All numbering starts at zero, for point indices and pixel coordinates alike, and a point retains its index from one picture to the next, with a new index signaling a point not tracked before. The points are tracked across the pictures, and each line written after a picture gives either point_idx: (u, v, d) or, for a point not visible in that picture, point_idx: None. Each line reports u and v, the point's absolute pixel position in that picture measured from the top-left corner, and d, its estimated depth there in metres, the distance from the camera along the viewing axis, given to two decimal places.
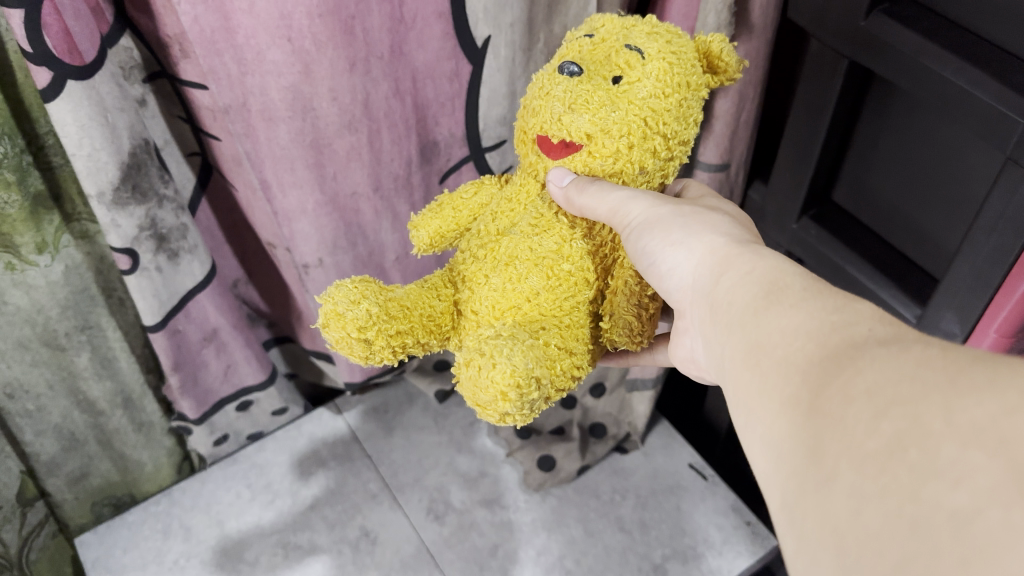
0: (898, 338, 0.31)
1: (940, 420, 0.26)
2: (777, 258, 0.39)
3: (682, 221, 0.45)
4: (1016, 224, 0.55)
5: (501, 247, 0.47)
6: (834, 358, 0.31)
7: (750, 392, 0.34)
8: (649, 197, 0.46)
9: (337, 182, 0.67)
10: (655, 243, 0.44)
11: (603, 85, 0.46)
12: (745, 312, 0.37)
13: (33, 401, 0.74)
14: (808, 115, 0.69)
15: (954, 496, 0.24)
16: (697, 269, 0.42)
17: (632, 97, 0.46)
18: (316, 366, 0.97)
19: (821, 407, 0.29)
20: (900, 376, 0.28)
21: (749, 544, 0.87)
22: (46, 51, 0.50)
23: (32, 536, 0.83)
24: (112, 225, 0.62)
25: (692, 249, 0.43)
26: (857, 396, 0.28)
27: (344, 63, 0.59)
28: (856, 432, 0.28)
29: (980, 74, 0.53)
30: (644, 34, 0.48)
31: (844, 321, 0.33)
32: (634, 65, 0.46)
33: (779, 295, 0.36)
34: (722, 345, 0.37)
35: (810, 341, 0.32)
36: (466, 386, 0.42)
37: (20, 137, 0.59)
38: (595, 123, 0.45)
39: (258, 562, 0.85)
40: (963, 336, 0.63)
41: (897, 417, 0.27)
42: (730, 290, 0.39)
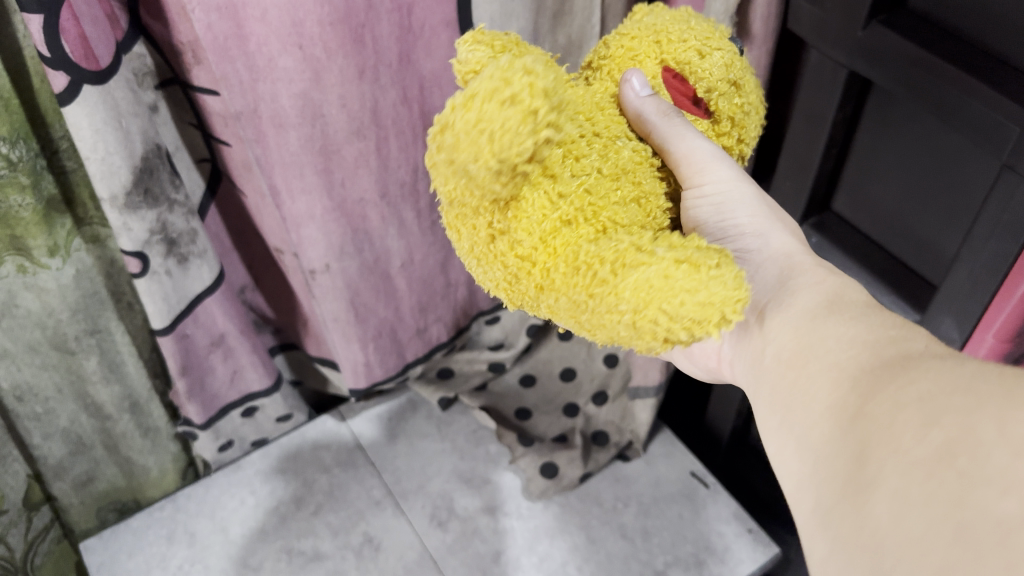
0: (951, 355, 0.32)
1: (992, 431, 0.27)
2: (841, 276, 0.41)
3: (762, 213, 0.46)
4: (1011, 230, 0.56)
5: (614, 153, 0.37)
6: (886, 368, 0.32)
7: (796, 393, 0.35)
8: (735, 167, 0.45)
9: (344, 188, 0.68)
10: (725, 224, 0.45)
11: (745, 79, 0.44)
12: (804, 317, 0.39)
13: (42, 404, 0.75)
14: (808, 124, 0.70)
15: (1004, 504, 0.25)
16: (766, 260, 0.44)
17: (754, 108, 0.45)
18: (320, 372, 0.98)
19: (869, 413, 0.31)
20: (954, 387, 0.29)
21: (750, 551, 0.87)
22: (63, 56, 0.51)
23: (38, 541, 0.84)
24: (124, 229, 0.63)
25: (767, 243, 0.45)
26: (910, 402, 0.30)
27: (353, 71, 0.61)
28: (902, 438, 0.29)
29: (974, 83, 0.54)
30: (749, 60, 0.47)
31: (900, 337, 0.34)
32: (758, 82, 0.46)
33: (842, 307, 0.38)
34: (768, 340, 0.39)
35: (865, 350, 0.34)
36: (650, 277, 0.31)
37: (36, 141, 0.60)
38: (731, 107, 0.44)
39: (261, 568, 0.85)
40: (961, 343, 0.64)
41: (947, 426, 0.28)
42: (794, 292, 0.41)
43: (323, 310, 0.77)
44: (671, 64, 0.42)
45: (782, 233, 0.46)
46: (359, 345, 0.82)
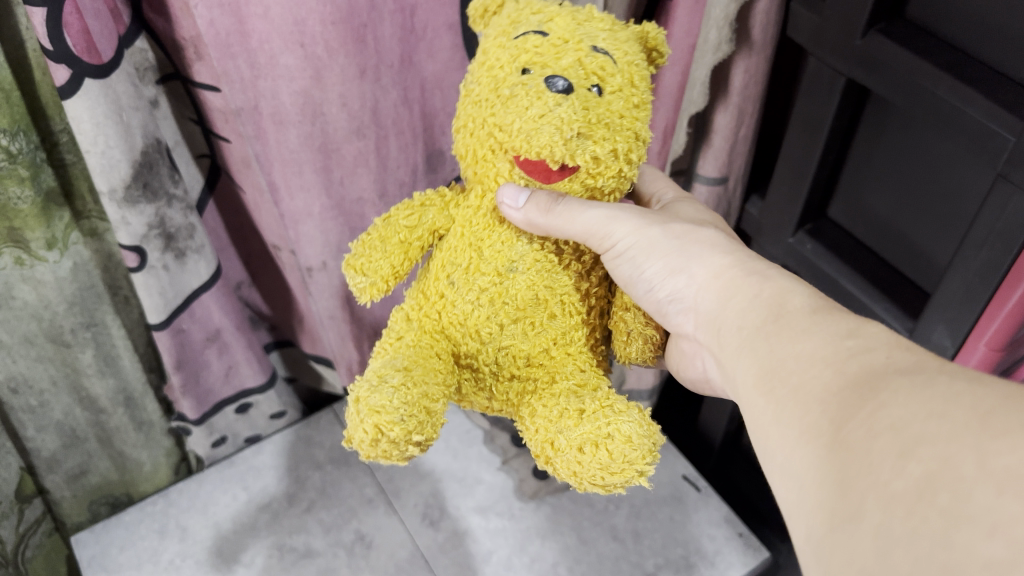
0: (919, 368, 0.33)
1: (972, 465, 0.27)
2: (784, 282, 0.42)
3: (675, 246, 0.48)
4: (1005, 238, 0.56)
5: (510, 292, 0.48)
6: (854, 391, 0.33)
7: (766, 419, 0.36)
8: (635, 220, 0.48)
9: (344, 187, 0.68)
10: (651, 278, 0.48)
11: (589, 96, 0.44)
12: (756, 336, 0.39)
13: (36, 396, 0.75)
14: (806, 130, 0.71)
15: (989, 545, 0.25)
16: (697, 295, 0.46)
17: (616, 110, 0.45)
18: (315, 370, 0.98)
19: (845, 440, 0.31)
20: (927, 413, 0.30)
21: (741, 555, 0.88)
22: (65, 49, 0.51)
23: (29, 534, 0.84)
24: (122, 222, 0.63)
25: (692, 277, 0.47)
26: (883, 430, 0.30)
27: (354, 70, 0.61)
28: (881, 471, 0.29)
29: (970, 91, 0.55)
30: (598, 31, 0.46)
31: (861, 351, 0.35)
32: (609, 71, 0.45)
33: (787, 322, 0.39)
34: (735, 366, 0.40)
35: (829, 370, 0.34)
36: (563, 466, 0.46)
37: (36, 134, 0.60)
38: (597, 140, 0.44)
39: (253, 564, 0.85)
40: (953, 351, 0.64)
41: (925, 457, 0.28)
42: (739, 315, 0.42)
43: (319, 307, 0.78)
44: (514, 152, 0.45)
45: (706, 256, 0.47)
46: (355, 343, 0.82)
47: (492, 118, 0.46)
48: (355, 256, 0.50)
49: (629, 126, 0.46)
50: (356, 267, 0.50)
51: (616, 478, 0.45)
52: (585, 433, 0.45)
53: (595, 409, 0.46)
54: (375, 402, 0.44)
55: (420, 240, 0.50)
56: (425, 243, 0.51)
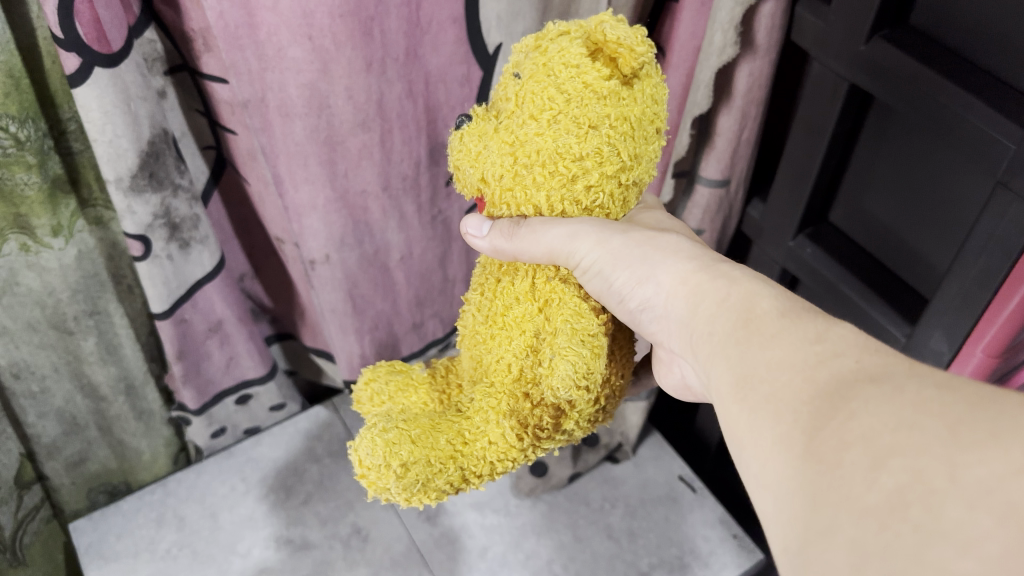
0: (886, 373, 0.33)
1: (944, 477, 0.28)
2: (755, 284, 0.41)
3: (638, 253, 0.45)
4: (1002, 246, 0.57)
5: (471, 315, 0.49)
6: (826, 399, 0.32)
7: (738, 425, 0.35)
8: (600, 229, 0.44)
9: (348, 179, 0.69)
10: (621, 288, 0.45)
11: (480, 127, 0.45)
12: (727, 343, 0.38)
13: (38, 382, 0.75)
14: (809, 134, 0.71)
15: (962, 562, 0.26)
16: (667, 306, 0.44)
17: (498, 135, 0.43)
18: (315, 363, 0.99)
19: (817, 451, 0.31)
20: (898, 423, 0.30)
21: (735, 556, 0.88)
22: (76, 37, 0.52)
23: (27, 520, 0.84)
24: (128, 211, 0.63)
25: (659, 285, 0.44)
26: (854, 440, 0.30)
27: (361, 63, 0.61)
28: (854, 484, 0.29)
29: (970, 99, 0.55)
30: (529, 52, 0.44)
31: (829, 356, 0.34)
32: (507, 95, 0.44)
33: (757, 327, 0.38)
34: (707, 374, 0.39)
35: (800, 377, 0.34)
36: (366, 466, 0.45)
37: (44, 121, 0.60)
38: (473, 161, 0.45)
39: (250, 555, 0.86)
40: (951, 357, 0.65)
41: (897, 469, 0.29)
42: (707, 319, 0.41)
43: (321, 300, 0.78)
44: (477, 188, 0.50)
45: (669, 261, 0.45)
46: (356, 336, 0.83)
47: None
48: None
49: (512, 140, 0.43)
50: None
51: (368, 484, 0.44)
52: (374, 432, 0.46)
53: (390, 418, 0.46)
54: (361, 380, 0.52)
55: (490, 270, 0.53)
56: None
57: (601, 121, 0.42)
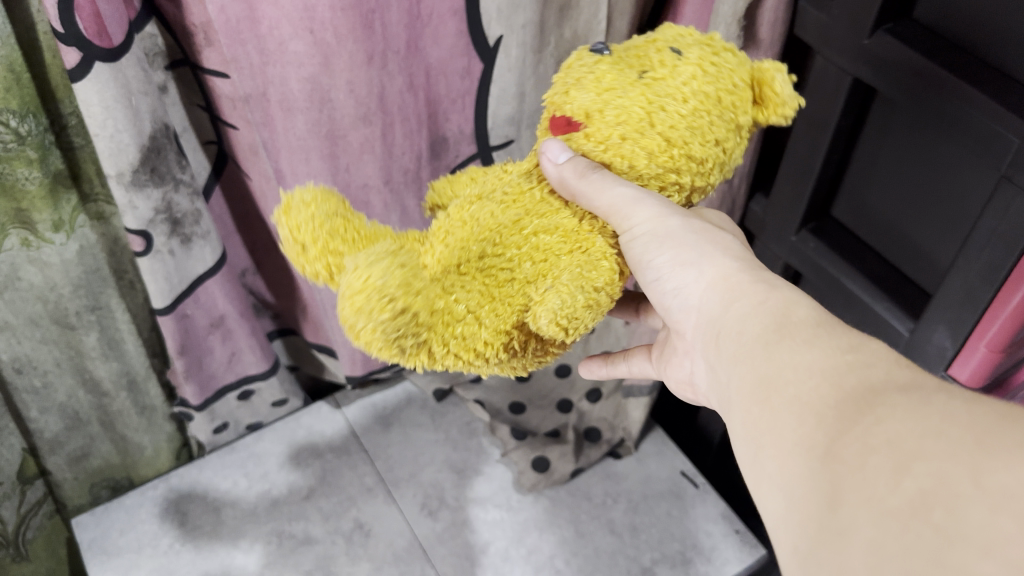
0: (915, 385, 0.32)
1: (968, 482, 0.26)
2: (792, 292, 0.40)
3: (691, 240, 0.44)
4: (1007, 240, 0.56)
5: (468, 211, 0.44)
6: (852, 404, 0.32)
7: (760, 426, 0.35)
8: (661, 202, 0.44)
9: (349, 173, 0.69)
10: (661, 268, 0.45)
11: (626, 71, 0.45)
12: (758, 344, 0.38)
13: (40, 377, 0.75)
14: (812, 129, 0.71)
15: (983, 564, 0.24)
16: (705, 296, 0.43)
17: (645, 88, 0.44)
18: (317, 359, 0.99)
19: (838, 453, 0.30)
20: (924, 429, 0.29)
21: (737, 552, 0.88)
22: (77, 31, 0.52)
23: (30, 515, 0.85)
24: (129, 206, 0.63)
25: (701, 273, 0.44)
26: (878, 445, 0.29)
27: (362, 56, 0.61)
28: (875, 486, 0.28)
29: (976, 92, 0.55)
30: (695, 46, 0.47)
31: (859, 363, 0.34)
32: (665, 63, 0.45)
33: (791, 332, 0.37)
34: (733, 372, 0.39)
35: (827, 382, 0.34)
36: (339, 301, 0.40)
37: (45, 116, 0.60)
38: (603, 92, 0.44)
39: (252, 550, 0.86)
40: (954, 351, 0.65)
41: (919, 473, 0.27)
42: (741, 319, 0.40)
43: (323, 295, 0.78)
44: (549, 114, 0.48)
45: (718, 256, 0.44)
46: None
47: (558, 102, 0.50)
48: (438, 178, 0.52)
49: (650, 100, 0.44)
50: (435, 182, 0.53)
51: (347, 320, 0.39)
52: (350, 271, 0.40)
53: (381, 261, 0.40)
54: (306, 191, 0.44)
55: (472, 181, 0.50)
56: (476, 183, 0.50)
57: (726, 139, 0.45)
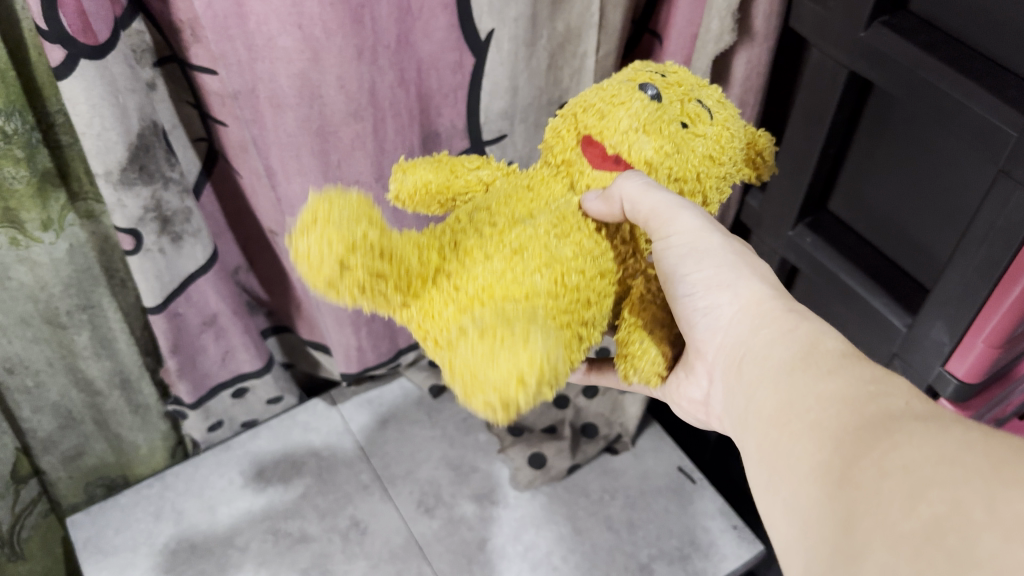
0: (934, 415, 0.32)
1: (981, 511, 0.27)
2: (822, 323, 0.41)
3: (728, 262, 0.45)
4: (1005, 235, 0.56)
5: (512, 233, 0.44)
6: (869, 429, 0.32)
7: (777, 449, 0.36)
8: (704, 220, 0.45)
9: (341, 170, 0.68)
10: (698, 283, 0.45)
11: (674, 124, 0.46)
12: (783, 368, 0.38)
13: (32, 377, 0.75)
14: (808, 124, 0.70)
15: None
16: (736, 318, 0.44)
17: (692, 151, 0.47)
18: (312, 356, 0.98)
19: (854, 477, 0.31)
20: (940, 457, 0.29)
21: (735, 547, 0.88)
22: (61, 28, 0.51)
23: (25, 514, 0.84)
24: (118, 205, 0.63)
25: (737, 296, 0.44)
26: (893, 470, 0.30)
27: (352, 52, 0.60)
28: (889, 510, 0.29)
29: (973, 87, 0.54)
30: (713, 99, 0.49)
31: (880, 392, 0.34)
32: (701, 120, 0.47)
33: (816, 361, 0.37)
34: (755, 396, 0.39)
35: (847, 408, 0.34)
36: (466, 363, 0.38)
37: (31, 114, 0.60)
38: (660, 147, 0.46)
39: (248, 548, 0.86)
40: (952, 346, 0.64)
41: (934, 500, 0.28)
42: (768, 343, 0.41)
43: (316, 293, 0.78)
44: (585, 130, 0.48)
45: (753, 279, 0.45)
46: (352, 328, 0.83)
47: (581, 105, 0.49)
48: (413, 164, 0.51)
49: (696, 164, 0.47)
50: (406, 168, 0.51)
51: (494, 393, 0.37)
52: (484, 330, 0.38)
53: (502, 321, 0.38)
54: (342, 215, 0.40)
55: (468, 187, 0.50)
56: (472, 188, 0.51)
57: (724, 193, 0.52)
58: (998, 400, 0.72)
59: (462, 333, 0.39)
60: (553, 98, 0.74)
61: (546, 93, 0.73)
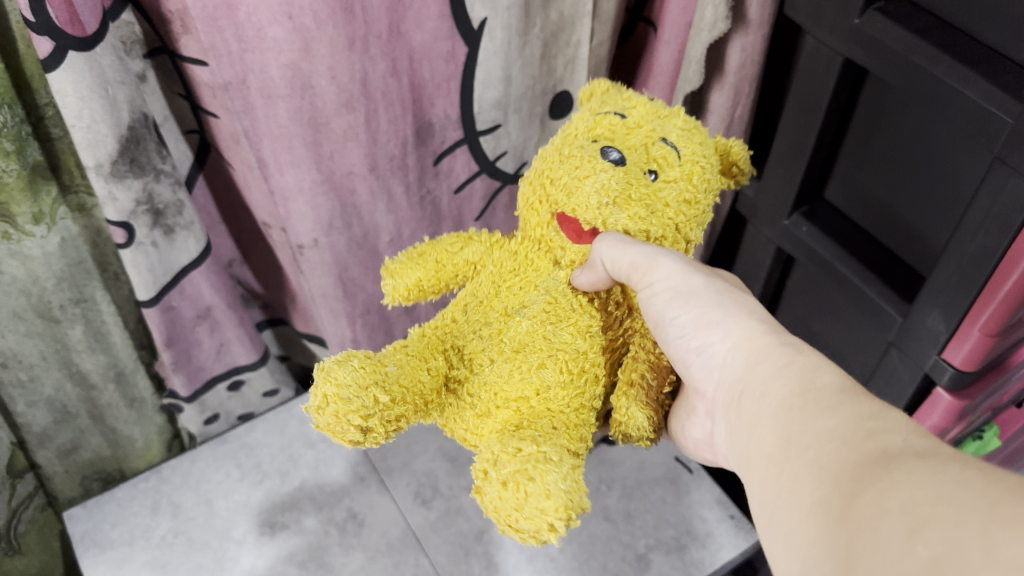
0: (931, 451, 0.33)
1: (976, 551, 0.27)
2: (816, 356, 0.41)
3: (715, 299, 0.47)
4: (1001, 223, 0.56)
5: (509, 330, 0.50)
6: (866, 467, 0.33)
7: (779, 489, 0.36)
8: (682, 263, 0.48)
9: (334, 161, 0.68)
10: (683, 326, 0.47)
11: (641, 178, 0.49)
12: (781, 407, 0.39)
13: (26, 371, 0.75)
14: (803, 111, 0.70)
15: None
16: (727, 355, 0.45)
17: (664, 200, 0.50)
18: (308, 348, 0.98)
19: (853, 515, 0.32)
20: (936, 497, 0.30)
21: (732, 537, 0.88)
22: (47, 19, 0.51)
23: (21, 508, 0.84)
24: (109, 197, 0.62)
25: (727, 333, 0.46)
26: (891, 509, 0.30)
27: (343, 42, 0.60)
28: (888, 548, 0.29)
29: (968, 73, 0.54)
30: (676, 131, 0.52)
31: (878, 430, 0.35)
32: (669, 163, 0.50)
33: (813, 398, 0.38)
34: (753, 433, 0.40)
35: (845, 446, 0.34)
36: (492, 499, 0.44)
37: (20, 107, 0.59)
38: (633, 214, 0.49)
39: (245, 541, 0.86)
40: (948, 335, 0.64)
41: (931, 540, 0.28)
42: (764, 380, 0.41)
43: (311, 285, 0.77)
44: (557, 206, 0.51)
45: (742, 317, 0.46)
46: (347, 321, 0.82)
47: (548, 171, 0.52)
48: (395, 264, 0.55)
49: (672, 212, 0.51)
50: (390, 271, 0.56)
51: (527, 526, 0.42)
52: (513, 469, 0.43)
53: (530, 451, 0.44)
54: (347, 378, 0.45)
55: (456, 267, 0.55)
56: (459, 273, 0.56)
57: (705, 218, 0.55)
58: (995, 388, 0.72)
59: (490, 476, 0.44)
60: (546, 88, 0.74)
61: (540, 83, 0.73)
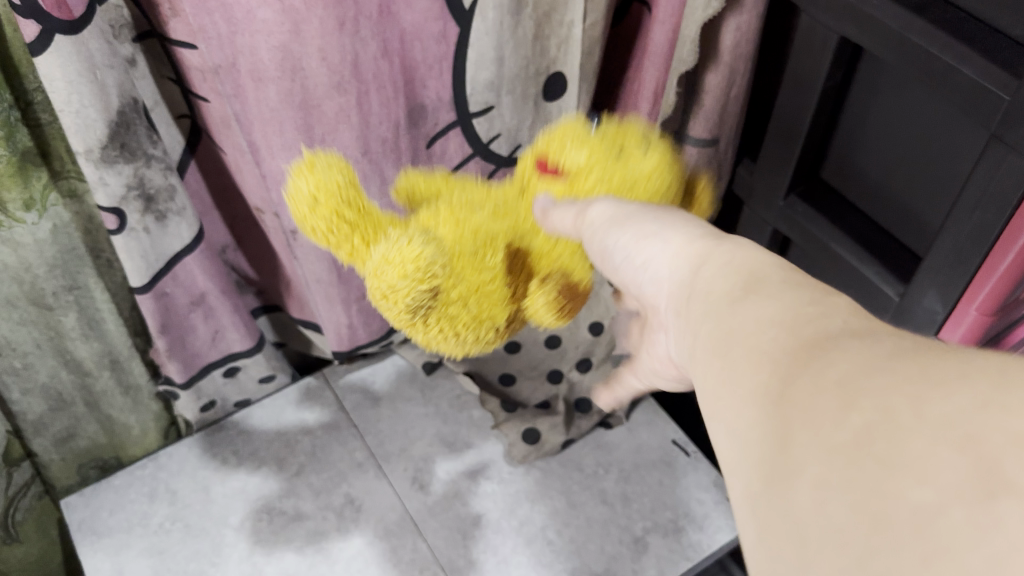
0: (868, 331, 0.30)
1: (908, 413, 0.25)
2: (757, 251, 0.39)
3: (656, 215, 0.45)
4: (997, 202, 0.55)
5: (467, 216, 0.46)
6: (804, 351, 0.30)
7: (716, 383, 0.33)
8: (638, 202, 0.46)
9: (326, 144, 0.67)
10: (626, 253, 0.44)
11: (613, 146, 0.48)
12: (721, 301, 0.36)
13: (20, 359, 0.74)
14: (798, 90, 0.69)
15: (915, 491, 0.23)
16: (669, 266, 0.42)
17: (629, 169, 0.47)
18: (304, 335, 0.97)
19: (791, 395, 0.28)
20: (872, 369, 0.27)
21: (730, 519, 0.88)
22: (34, 4, 0.50)
23: (18, 497, 0.85)
24: (100, 183, 0.62)
25: (666, 242, 0.43)
26: (827, 385, 0.27)
27: (333, 23, 0.59)
28: (823, 423, 0.26)
29: (965, 50, 0.53)
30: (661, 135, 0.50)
31: (815, 314, 0.32)
32: (643, 146, 0.48)
33: (757, 287, 0.35)
34: (694, 336, 0.36)
35: (781, 331, 0.31)
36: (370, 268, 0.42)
37: (8, 93, 0.58)
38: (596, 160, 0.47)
39: (243, 527, 0.86)
40: (945, 315, 0.64)
41: (866, 407, 0.26)
42: (706, 279, 0.38)
43: (305, 271, 0.77)
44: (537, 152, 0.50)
45: (686, 227, 0.43)
46: (342, 306, 0.82)
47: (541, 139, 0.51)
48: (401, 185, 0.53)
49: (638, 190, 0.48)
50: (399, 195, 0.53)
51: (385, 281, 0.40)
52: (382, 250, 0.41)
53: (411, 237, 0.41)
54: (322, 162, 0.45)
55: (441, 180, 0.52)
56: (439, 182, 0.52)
57: None
58: None
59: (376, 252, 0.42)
60: (540, 69, 0.72)
61: (533, 64, 0.71)
